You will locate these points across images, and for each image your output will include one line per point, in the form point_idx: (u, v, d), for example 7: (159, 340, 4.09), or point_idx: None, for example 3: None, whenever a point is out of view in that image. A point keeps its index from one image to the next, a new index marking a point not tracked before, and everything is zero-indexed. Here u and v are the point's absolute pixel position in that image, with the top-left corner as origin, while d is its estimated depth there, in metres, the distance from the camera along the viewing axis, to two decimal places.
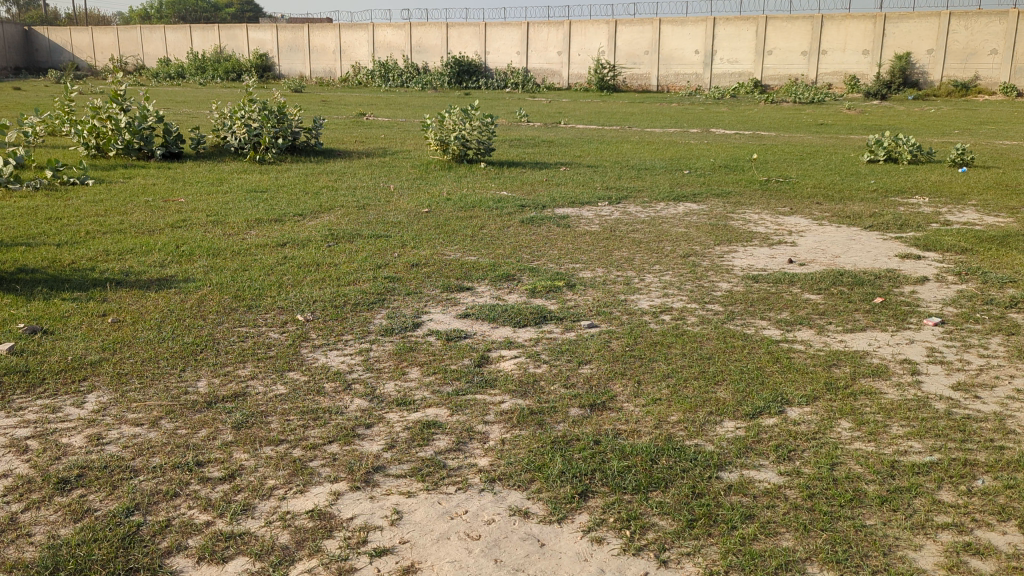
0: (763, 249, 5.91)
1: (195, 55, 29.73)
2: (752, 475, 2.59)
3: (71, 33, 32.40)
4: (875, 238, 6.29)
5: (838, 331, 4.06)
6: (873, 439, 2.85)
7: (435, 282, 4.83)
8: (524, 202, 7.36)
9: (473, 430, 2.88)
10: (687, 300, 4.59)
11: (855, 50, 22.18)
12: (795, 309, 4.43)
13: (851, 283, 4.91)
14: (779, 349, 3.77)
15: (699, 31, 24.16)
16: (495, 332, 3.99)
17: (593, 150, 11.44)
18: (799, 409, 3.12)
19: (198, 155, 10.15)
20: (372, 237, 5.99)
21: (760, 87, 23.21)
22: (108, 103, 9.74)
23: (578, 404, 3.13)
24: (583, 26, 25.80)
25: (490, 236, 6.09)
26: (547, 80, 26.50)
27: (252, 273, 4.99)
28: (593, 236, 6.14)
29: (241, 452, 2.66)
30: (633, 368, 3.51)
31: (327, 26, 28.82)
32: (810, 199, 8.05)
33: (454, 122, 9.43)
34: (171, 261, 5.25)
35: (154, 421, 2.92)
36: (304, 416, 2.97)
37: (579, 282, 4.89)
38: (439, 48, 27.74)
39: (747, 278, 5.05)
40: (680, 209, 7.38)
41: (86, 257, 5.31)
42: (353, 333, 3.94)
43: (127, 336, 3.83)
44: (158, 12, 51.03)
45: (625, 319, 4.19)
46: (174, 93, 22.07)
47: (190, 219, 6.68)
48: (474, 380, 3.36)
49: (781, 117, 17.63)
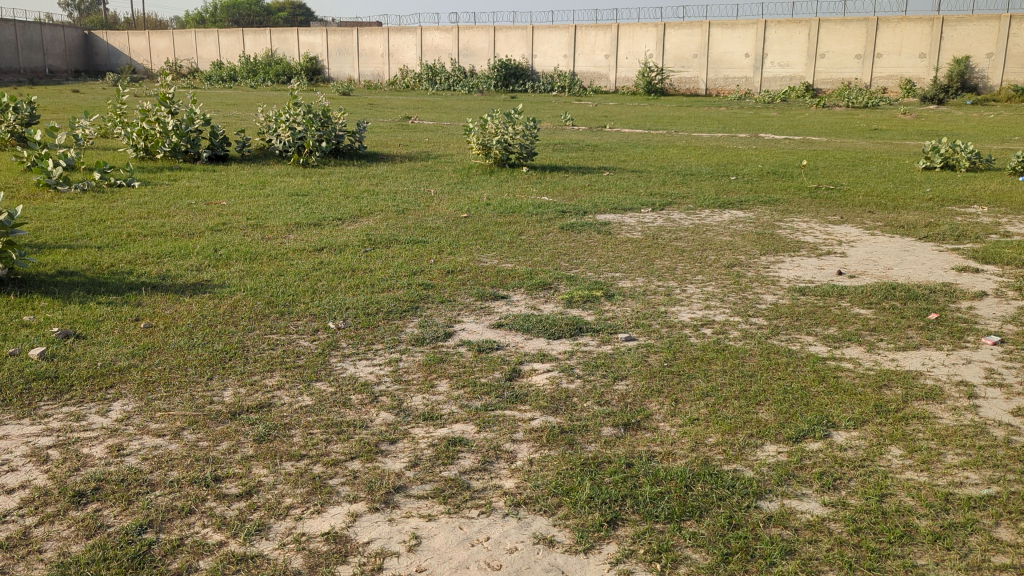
0: (810, 260, 5.71)
1: (247, 58, 30.13)
2: (793, 505, 2.45)
3: (128, 37, 33.03)
4: (930, 250, 6.05)
5: (889, 349, 3.87)
6: (925, 470, 2.69)
7: (470, 290, 4.73)
8: (565, 207, 7.25)
9: (500, 449, 2.77)
10: (730, 313, 4.43)
11: (911, 53, 21.63)
12: (843, 324, 4.24)
13: (904, 298, 4.70)
14: (825, 368, 3.60)
15: (749, 34, 23.81)
16: (529, 343, 3.88)
17: (639, 154, 11.26)
18: (846, 434, 2.96)
19: (243, 157, 10.21)
20: (409, 242, 5.93)
21: (812, 91, 22.76)
22: (156, 106, 9.84)
23: (611, 423, 3.00)
24: (630, 29, 25.58)
25: (529, 242, 5.98)
26: (593, 83, 26.33)
27: (287, 279, 4.94)
28: (635, 244, 6.00)
29: (260, 468, 2.59)
30: (671, 385, 3.36)
31: (376, 30, 28.97)
32: (862, 208, 7.79)
33: (496, 126, 9.34)
34: (208, 265, 5.23)
35: (176, 432, 2.86)
36: (327, 429, 2.89)
37: (618, 292, 4.76)
38: (486, 52, 27.72)
39: (794, 290, 4.87)
40: (725, 217, 7.19)
41: (125, 260, 5.32)
42: (384, 342, 3.86)
43: (158, 342, 3.79)
44: (213, 17, 51.89)
45: (664, 332, 4.05)
46: (224, 96, 22.35)
47: (231, 222, 6.68)
48: (503, 395, 3.25)
49: (833, 121, 17.22)
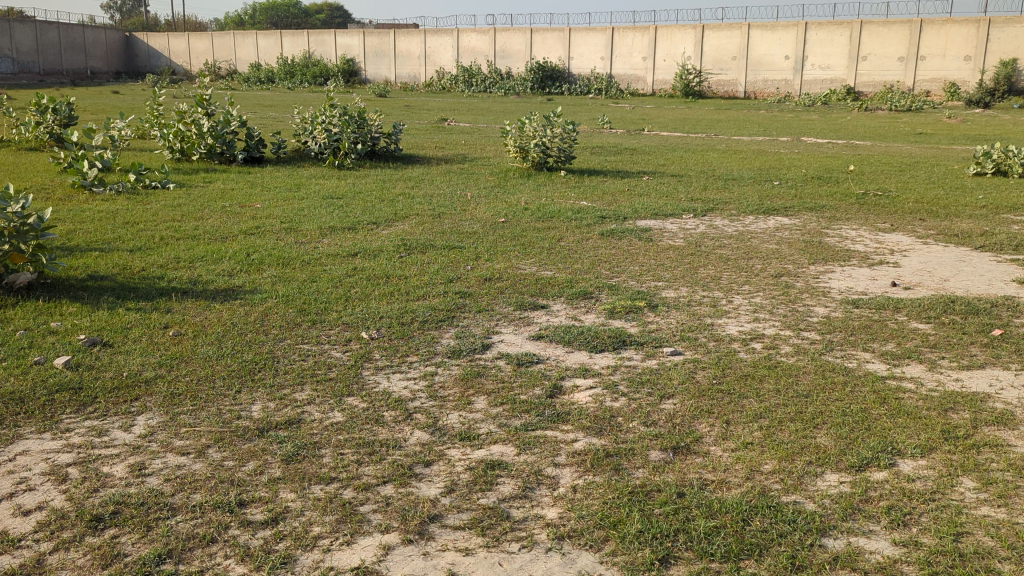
0: (862, 269, 5.47)
1: (284, 59, 30.27)
2: (861, 544, 2.26)
3: (169, 39, 33.34)
4: (988, 260, 5.78)
5: (952, 368, 3.64)
6: (1003, 505, 2.48)
7: (508, 299, 4.57)
8: (604, 212, 7.06)
9: (542, 474, 2.61)
10: (780, 326, 4.22)
11: (956, 56, 21.10)
12: (902, 341, 4.01)
13: (965, 312, 4.46)
14: (886, 388, 3.38)
15: (790, 36, 23.44)
16: (571, 357, 3.71)
17: (678, 158, 11.04)
18: (913, 462, 2.75)
19: (278, 159, 10.14)
20: (445, 248, 5.78)
21: (853, 93, 22.31)
22: (192, 107, 9.84)
23: (659, 447, 2.82)
24: (668, 31, 25.29)
25: (569, 249, 5.81)
26: (630, 85, 26.09)
27: (320, 285, 4.82)
28: (677, 252, 5.80)
29: (288, 492, 2.45)
30: (721, 405, 3.17)
31: (413, 32, 28.95)
32: (912, 215, 7.52)
33: (534, 130, 9.18)
34: (240, 271, 5.12)
35: (201, 450, 2.73)
36: (359, 450, 2.75)
37: (661, 302, 4.57)
38: (522, 54, 27.59)
39: (847, 302, 4.64)
40: (771, 223, 6.96)
41: (156, 264, 5.24)
42: (419, 354, 3.71)
43: (186, 351, 3.67)
44: (252, 20, 52.46)
45: (711, 346, 3.86)
46: (260, 97, 22.44)
47: (265, 225, 6.59)
48: (544, 413, 3.08)
49: (876, 125, 16.82)
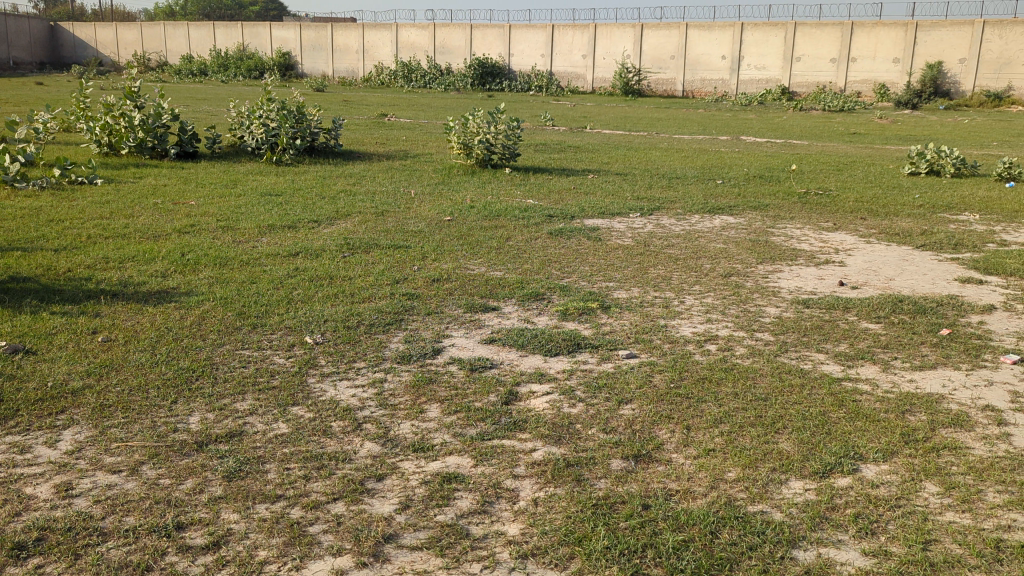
0: (809, 269, 5.48)
1: (218, 52, 29.51)
2: (831, 555, 2.20)
3: (95, 29, 32.18)
4: (929, 259, 5.85)
5: (906, 369, 3.63)
6: (967, 510, 2.45)
7: (458, 301, 4.44)
8: (551, 211, 6.98)
9: (500, 487, 2.50)
10: (733, 327, 4.17)
11: (885, 58, 21.62)
12: (854, 341, 4.00)
13: (913, 311, 4.48)
14: (843, 390, 3.35)
15: (726, 36, 23.71)
16: (524, 361, 3.60)
17: (621, 156, 11.02)
18: (876, 467, 2.71)
19: (214, 155, 9.81)
20: (390, 247, 5.62)
21: (788, 93, 22.71)
22: (122, 100, 9.45)
23: (620, 455, 2.73)
24: (608, 29, 25.36)
25: (517, 248, 5.70)
26: (570, 83, 26.10)
27: (260, 286, 4.62)
28: (626, 251, 5.74)
29: (231, 512, 2.29)
30: (681, 410, 3.10)
31: (350, 26, 28.49)
32: (853, 214, 7.60)
33: (478, 126, 9.05)
34: (174, 271, 4.89)
35: (135, 467, 2.55)
36: (306, 464, 2.60)
37: (614, 303, 4.49)
38: (462, 50, 27.37)
39: (797, 302, 4.64)
40: (717, 222, 6.96)
41: (83, 264, 4.97)
42: (367, 360, 3.56)
43: (116, 359, 3.46)
44: (184, 10, 51.17)
45: (666, 349, 3.79)
46: (193, 90, 21.78)
47: (200, 223, 6.33)
48: (500, 421, 2.97)
49: (812, 125, 17.11)
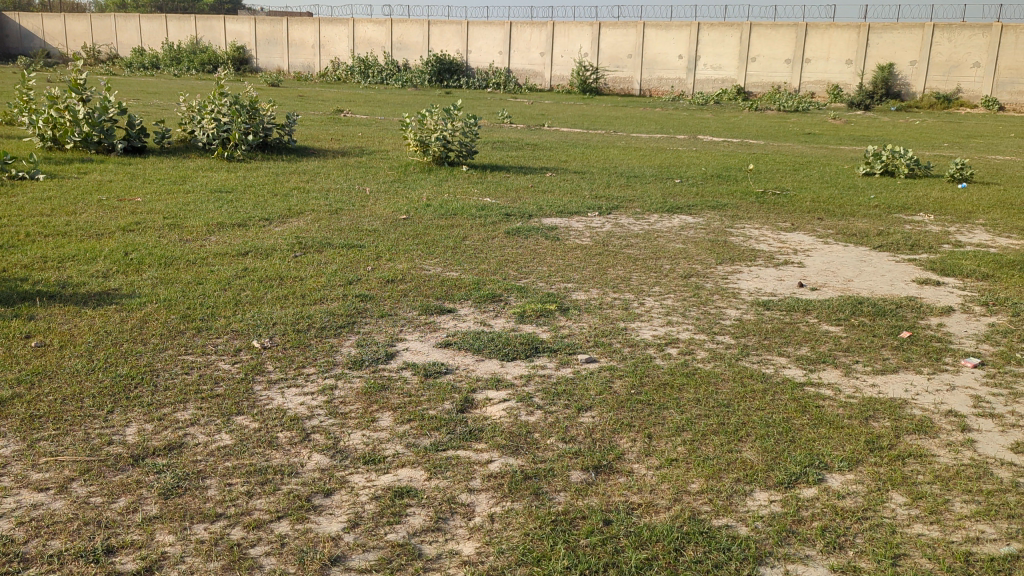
0: (768, 270, 5.45)
1: (169, 45, 28.86)
2: (799, 572, 2.13)
3: (42, 19, 31.20)
4: (887, 260, 5.86)
5: (867, 373, 3.59)
6: (935, 522, 2.39)
7: (412, 303, 4.31)
8: (509, 210, 6.87)
9: (455, 502, 2.38)
10: (693, 330, 4.10)
11: (839, 59, 21.89)
12: (815, 344, 3.95)
13: (873, 313, 4.45)
14: (805, 395, 3.29)
15: (683, 36, 23.82)
16: (480, 366, 3.49)
17: (579, 154, 10.95)
18: (841, 476, 2.65)
19: (162, 150, 9.52)
20: (344, 246, 5.46)
21: (743, 93, 22.88)
22: (66, 92, 9.12)
23: (580, 466, 2.63)
24: (565, 27, 25.34)
25: (474, 248, 5.58)
26: (528, 81, 25.99)
27: (206, 288, 4.44)
28: (585, 251, 5.65)
29: (166, 534, 2.14)
30: (642, 418, 3.00)
31: (306, 20, 28.06)
32: (810, 214, 7.61)
33: (434, 122, 8.91)
34: (116, 271, 4.68)
35: (63, 484, 2.38)
36: (249, 479, 2.45)
37: (572, 305, 4.39)
38: (420, 46, 27.13)
39: (758, 304, 4.59)
40: (675, 222, 6.91)
41: (20, 264, 4.74)
42: (317, 366, 3.41)
43: (50, 365, 3.26)
44: (135, 2, 50.10)
45: (626, 353, 3.70)
46: (143, 84, 21.24)
47: (145, 221, 6.10)
48: (455, 431, 2.85)
49: (767, 125, 17.24)
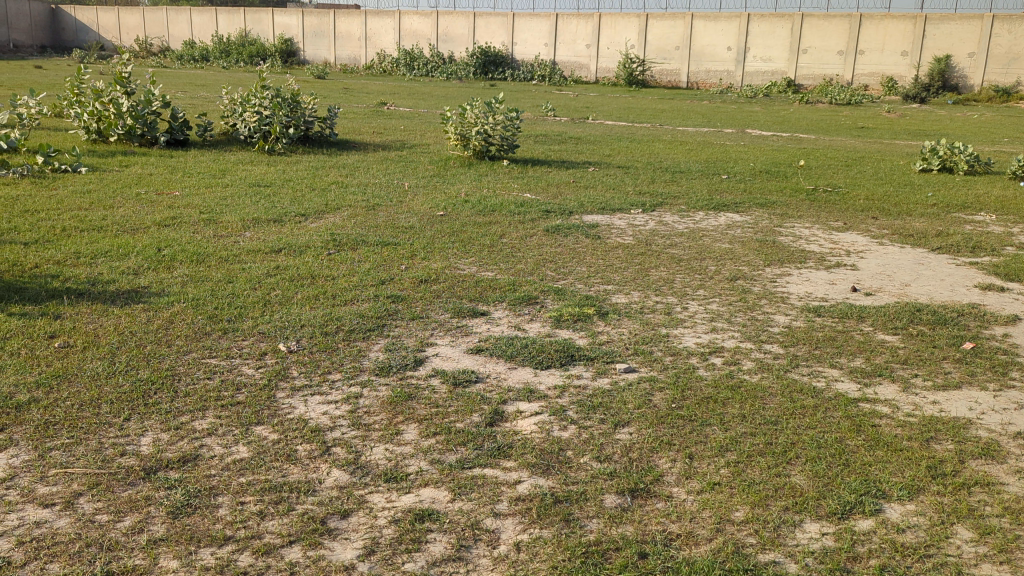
0: (819, 273, 5.19)
1: (219, 37, 29.11)
2: None
3: (97, 13, 31.75)
4: (946, 263, 5.56)
5: (927, 389, 3.35)
6: (1006, 563, 2.17)
7: (445, 304, 4.16)
8: (549, 207, 6.68)
9: (480, 527, 2.23)
10: (740, 338, 3.88)
11: (893, 51, 21.28)
12: (871, 355, 3.72)
13: (932, 322, 4.19)
14: (860, 413, 3.06)
15: (732, 27, 23.36)
16: (513, 375, 3.32)
17: (623, 148, 10.72)
18: (900, 506, 2.43)
19: (204, 143, 9.50)
20: (378, 244, 5.34)
21: (793, 86, 22.35)
22: (110, 85, 9.13)
23: (615, 489, 2.45)
24: (612, 19, 25.00)
25: (512, 247, 5.41)
26: (574, 73, 25.73)
27: (237, 287, 4.34)
28: (627, 251, 5.45)
29: (170, 560, 2.02)
30: (683, 436, 2.81)
31: (352, 12, 28.07)
32: (864, 213, 7.31)
33: (475, 116, 8.77)
34: (148, 268, 4.61)
35: (69, 500, 2.27)
36: (263, 497, 2.32)
37: (612, 309, 4.20)
38: (465, 38, 26.99)
39: (808, 309, 4.35)
40: (721, 220, 6.67)
41: (53, 260, 4.69)
42: (343, 372, 3.27)
43: (72, 368, 3.17)
44: None
45: (668, 362, 3.50)
46: (191, 76, 21.40)
47: (181, 216, 6.04)
48: (483, 446, 2.69)
49: (818, 118, 16.79)
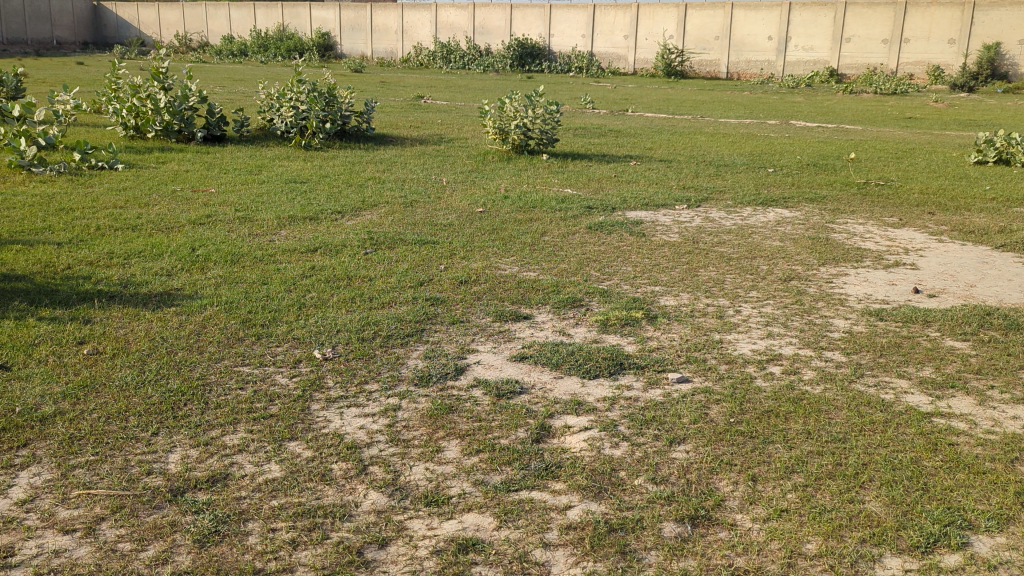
0: (878, 273, 4.94)
1: (257, 31, 29.23)
2: None
3: (138, 9, 32.06)
4: (1012, 261, 5.27)
5: (1006, 402, 3.10)
6: None
7: (486, 307, 3.99)
8: (591, 202, 6.48)
9: (528, 560, 2.06)
10: (798, 345, 3.66)
11: (940, 39, 20.66)
12: (941, 364, 3.47)
13: (1004, 327, 3.93)
14: (936, 430, 2.83)
15: (773, 16, 22.78)
16: (560, 385, 3.13)
17: (665, 141, 10.45)
18: (989, 539, 2.21)
19: (241, 138, 9.42)
20: (416, 242, 5.18)
21: (836, 76, 21.86)
22: (147, 81, 9.07)
23: (674, 517, 2.26)
24: (651, 9, 24.60)
25: (553, 245, 5.22)
26: (612, 64, 25.41)
27: (271, 289, 4.20)
28: (674, 249, 5.24)
29: None
30: (744, 455, 2.61)
31: (389, 6, 27.87)
32: (920, 207, 7.01)
33: (514, 110, 8.57)
34: (181, 270, 4.49)
35: (90, 526, 2.14)
36: (295, 524, 2.17)
37: (661, 312, 4.00)
38: (502, 30, 26.76)
39: (869, 313, 4.11)
40: (771, 216, 6.42)
41: (86, 260, 4.59)
42: (380, 382, 3.11)
43: (100, 377, 3.05)
44: None
45: (723, 372, 3.29)
46: (231, 71, 21.51)
47: (216, 214, 5.93)
48: (530, 466, 2.51)
49: (864, 108, 16.34)
